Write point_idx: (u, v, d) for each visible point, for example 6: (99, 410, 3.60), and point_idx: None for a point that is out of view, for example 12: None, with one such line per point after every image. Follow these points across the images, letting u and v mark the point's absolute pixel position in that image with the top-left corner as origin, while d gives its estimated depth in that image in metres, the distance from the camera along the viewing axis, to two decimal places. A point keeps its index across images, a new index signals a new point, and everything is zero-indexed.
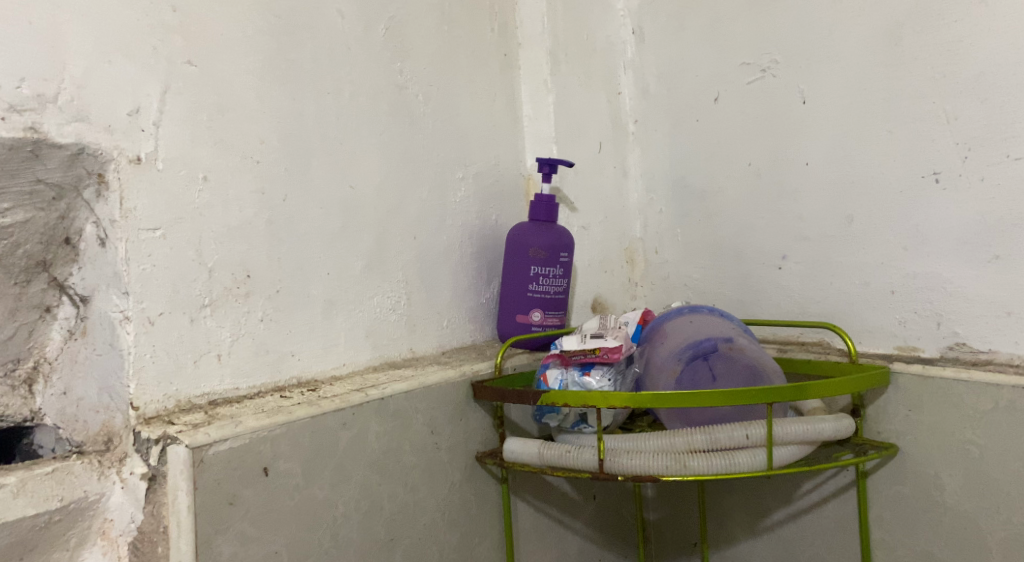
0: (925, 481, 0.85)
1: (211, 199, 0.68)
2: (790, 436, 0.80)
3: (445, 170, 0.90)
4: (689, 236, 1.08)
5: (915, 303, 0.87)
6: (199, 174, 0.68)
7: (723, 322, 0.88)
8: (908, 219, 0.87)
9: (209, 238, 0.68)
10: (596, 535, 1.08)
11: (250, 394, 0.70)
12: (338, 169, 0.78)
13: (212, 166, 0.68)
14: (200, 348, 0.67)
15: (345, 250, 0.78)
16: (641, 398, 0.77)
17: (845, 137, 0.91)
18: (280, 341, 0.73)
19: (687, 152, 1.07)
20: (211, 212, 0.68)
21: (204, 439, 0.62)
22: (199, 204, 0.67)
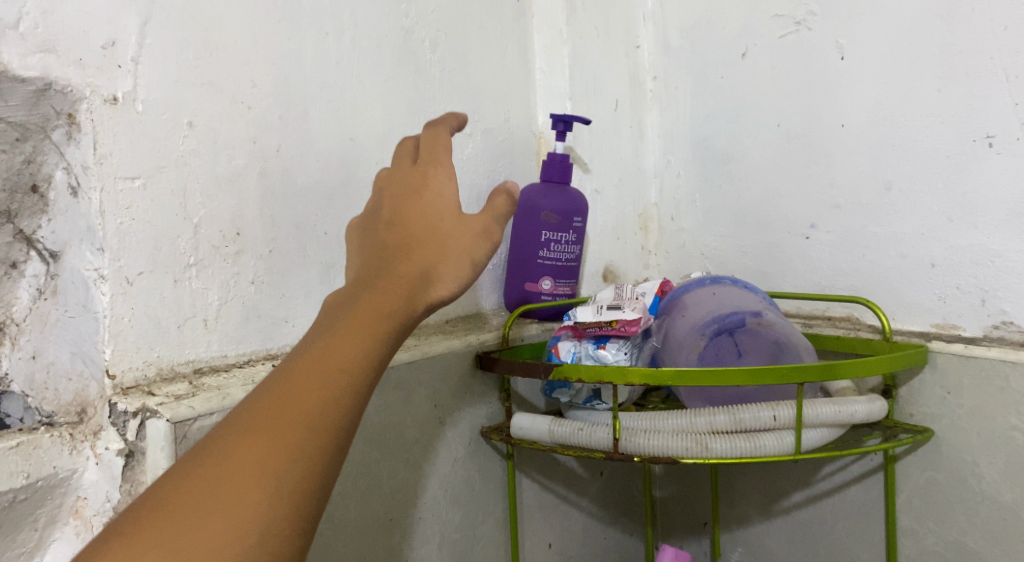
0: (962, 468, 0.81)
1: (198, 146, 0.62)
2: (822, 418, 0.75)
3: (455, 126, 0.84)
4: (709, 202, 1.02)
5: (958, 278, 0.82)
6: (184, 119, 0.61)
7: (748, 295, 0.82)
8: (955, 187, 0.81)
9: (195, 190, 0.62)
10: (602, 513, 1.04)
11: (239, 363, 0.64)
12: (339, 118, 0.71)
13: (198, 109, 0.62)
14: (185, 312, 0.62)
15: (346, 209, 0.72)
16: (662, 377, 0.72)
17: (887, 96, 0.85)
18: (274, 305, 0.67)
19: (712, 112, 1.01)
20: (197, 160, 0.62)
21: (187, 412, 0.56)
22: (183, 152, 0.61)
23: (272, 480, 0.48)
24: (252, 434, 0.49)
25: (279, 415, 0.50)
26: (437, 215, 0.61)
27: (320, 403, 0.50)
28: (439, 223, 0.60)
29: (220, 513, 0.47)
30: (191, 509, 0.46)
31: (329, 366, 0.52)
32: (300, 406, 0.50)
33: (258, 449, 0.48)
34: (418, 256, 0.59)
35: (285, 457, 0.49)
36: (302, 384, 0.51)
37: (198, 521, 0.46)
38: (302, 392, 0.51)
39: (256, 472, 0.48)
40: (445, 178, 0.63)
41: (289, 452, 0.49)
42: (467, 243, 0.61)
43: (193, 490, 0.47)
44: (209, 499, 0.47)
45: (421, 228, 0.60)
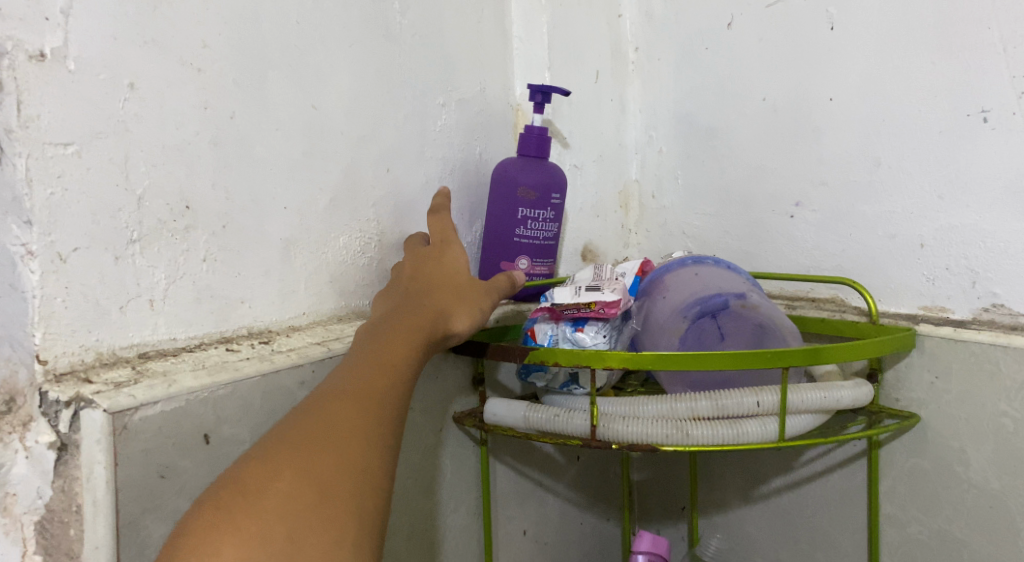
0: (948, 455, 0.79)
1: (141, 110, 0.57)
2: (807, 404, 0.72)
3: (427, 94, 0.79)
4: (690, 179, 0.99)
5: (948, 260, 0.79)
6: (125, 81, 0.57)
7: (732, 277, 0.79)
8: (947, 164, 0.78)
9: (139, 158, 0.57)
10: (578, 498, 1.01)
11: (190, 347, 0.60)
12: (301, 85, 0.67)
13: (141, 69, 0.57)
14: (129, 292, 0.57)
15: (309, 182, 0.68)
16: (641, 359, 0.69)
17: (879, 68, 0.81)
18: (229, 286, 0.62)
19: (697, 84, 0.97)
20: (141, 126, 0.57)
21: (128, 401, 0.52)
22: (124, 117, 0.57)
23: (365, 432, 0.57)
24: (339, 401, 0.58)
25: (357, 389, 0.59)
26: (454, 274, 0.71)
27: (386, 384, 0.60)
28: (456, 278, 0.70)
29: (330, 455, 0.55)
30: (304, 451, 0.54)
31: (387, 360, 0.61)
32: (370, 385, 0.59)
33: (352, 410, 0.57)
34: (439, 298, 0.68)
35: (369, 416, 0.58)
36: (367, 371, 0.60)
37: (312, 461, 0.54)
38: (369, 376, 0.60)
39: (311, 458, 0.54)
40: (457, 245, 0.73)
41: (374, 413, 0.58)
42: (477, 300, 0.70)
43: (302, 439, 0.55)
44: (316, 446, 0.55)
45: (439, 280, 0.70)
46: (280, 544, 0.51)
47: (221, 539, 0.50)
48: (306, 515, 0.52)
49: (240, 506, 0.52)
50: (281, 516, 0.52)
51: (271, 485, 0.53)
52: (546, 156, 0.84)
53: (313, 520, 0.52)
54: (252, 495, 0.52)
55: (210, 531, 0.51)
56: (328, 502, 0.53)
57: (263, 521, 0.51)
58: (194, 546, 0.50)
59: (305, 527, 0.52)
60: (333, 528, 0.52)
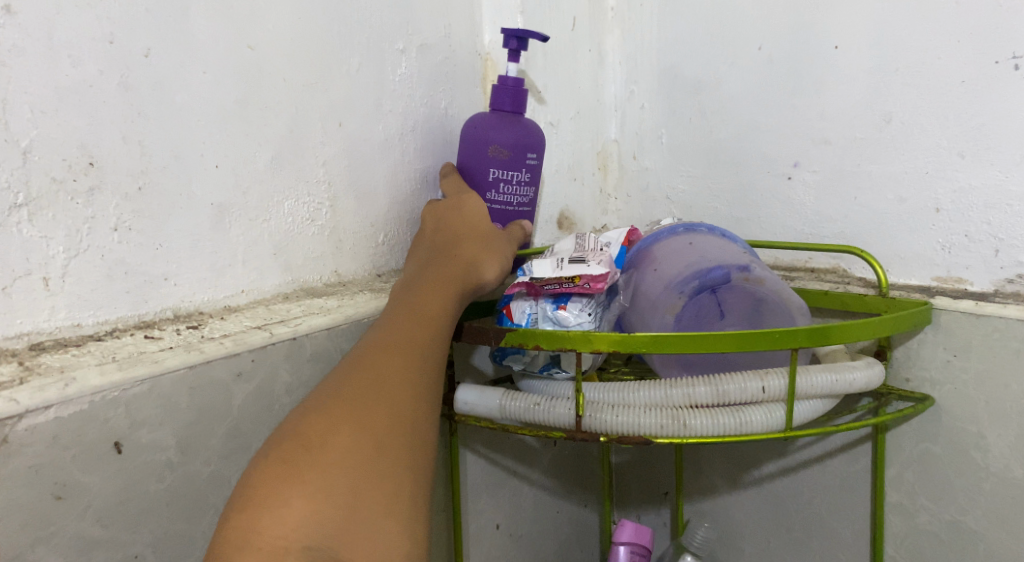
0: (964, 440, 0.71)
1: (24, 43, 0.47)
2: (816, 390, 0.64)
3: (384, 37, 0.69)
4: (676, 137, 0.90)
5: (966, 225, 0.71)
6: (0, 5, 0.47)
7: (731, 246, 0.71)
8: (969, 117, 0.70)
9: (23, 102, 0.48)
10: (553, 485, 0.92)
11: (99, 334, 0.51)
12: (233, 19, 0.56)
13: None
14: (15, 269, 0.48)
15: (244, 136, 0.58)
16: (634, 342, 0.60)
17: (891, 10, 0.73)
18: (147, 260, 0.53)
19: (684, 31, 0.88)
20: (24, 63, 0.47)
21: (9, 409, 0.43)
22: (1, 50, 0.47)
23: (413, 385, 0.54)
24: (387, 351, 0.54)
25: (402, 340, 0.55)
26: (475, 223, 0.67)
27: (430, 335, 0.57)
28: (478, 227, 0.66)
29: (383, 407, 0.52)
30: (359, 403, 0.51)
31: (426, 312, 0.58)
32: (414, 336, 0.56)
33: (398, 360, 0.54)
34: (465, 249, 0.64)
35: (417, 368, 0.54)
36: (410, 322, 0.57)
37: (369, 412, 0.51)
38: (414, 327, 0.57)
39: (368, 409, 0.51)
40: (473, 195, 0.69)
41: (423, 361, 0.55)
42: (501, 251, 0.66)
43: (355, 390, 0.52)
44: (371, 397, 0.52)
45: (462, 232, 0.66)
46: (344, 499, 0.48)
47: (285, 494, 0.48)
48: (367, 471, 0.50)
49: (301, 461, 0.49)
50: (344, 470, 0.49)
51: (328, 440, 0.50)
52: (520, 108, 0.73)
53: (375, 474, 0.50)
54: (313, 448, 0.49)
55: (273, 486, 0.48)
56: (387, 457, 0.50)
57: (329, 477, 0.49)
58: (258, 501, 0.47)
59: (367, 482, 0.49)
60: (390, 483, 0.50)
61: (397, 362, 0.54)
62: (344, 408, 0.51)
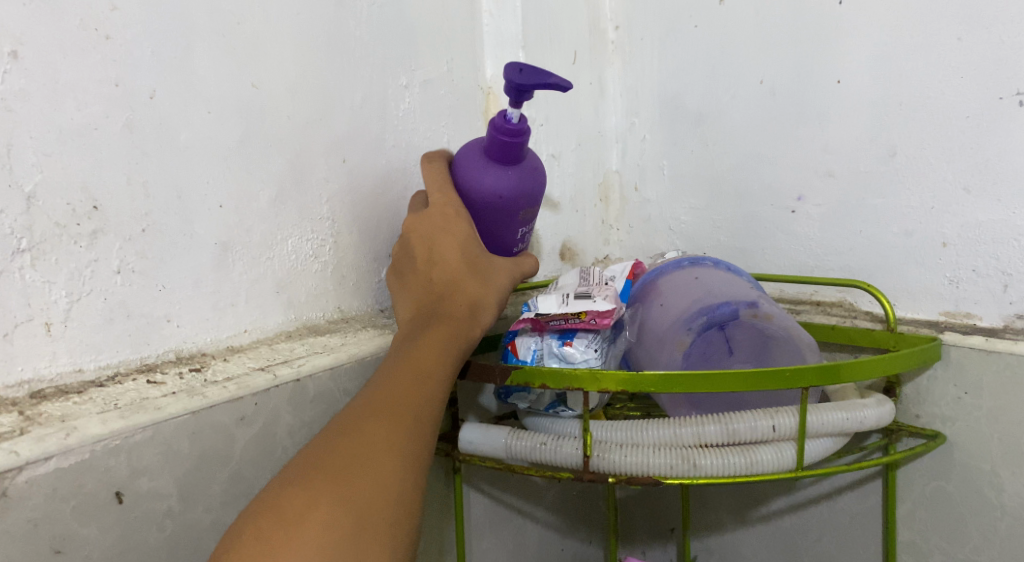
0: (978, 478, 0.70)
1: (29, 88, 0.47)
2: (827, 427, 0.63)
3: (387, 71, 0.69)
4: (679, 170, 0.90)
5: (975, 260, 0.71)
6: (7, 49, 0.46)
7: (737, 282, 0.70)
8: (974, 152, 0.70)
9: (28, 146, 0.47)
10: (557, 522, 0.91)
11: (100, 380, 0.50)
12: (237, 59, 0.56)
13: (28, 36, 0.47)
14: (15, 316, 0.47)
15: (247, 174, 0.57)
16: (642, 381, 0.60)
17: (893, 46, 0.73)
18: (149, 302, 0.52)
19: (685, 64, 0.88)
20: (28, 108, 0.47)
21: (8, 461, 0.43)
22: (9, 95, 0.46)
23: (401, 444, 0.51)
24: (375, 415, 0.52)
25: (391, 400, 0.53)
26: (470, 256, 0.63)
27: (423, 390, 0.54)
28: (475, 262, 0.63)
29: (366, 476, 0.49)
30: (341, 472, 0.49)
31: (422, 368, 0.55)
32: (406, 394, 0.54)
33: (386, 422, 0.52)
34: (466, 288, 0.61)
35: (406, 428, 0.52)
36: (404, 378, 0.54)
37: (353, 481, 0.49)
38: (404, 386, 0.54)
39: (351, 476, 0.49)
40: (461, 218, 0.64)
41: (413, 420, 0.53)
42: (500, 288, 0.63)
43: (340, 456, 0.50)
44: (354, 467, 0.49)
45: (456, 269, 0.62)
46: None
47: None
48: (346, 547, 0.47)
49: (278, 537, 0.46)
50: (329, 542, 0.47)
51: (308, 512, 0.47)
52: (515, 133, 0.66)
53: (356, 549, 0.47)
54: (292, 522, 0.47)
55: None
56: (368, 530, 0.48)
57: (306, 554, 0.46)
58: None
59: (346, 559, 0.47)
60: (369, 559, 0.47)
61: (385, 423, 0.52)
62: (325, 478, 0.49)
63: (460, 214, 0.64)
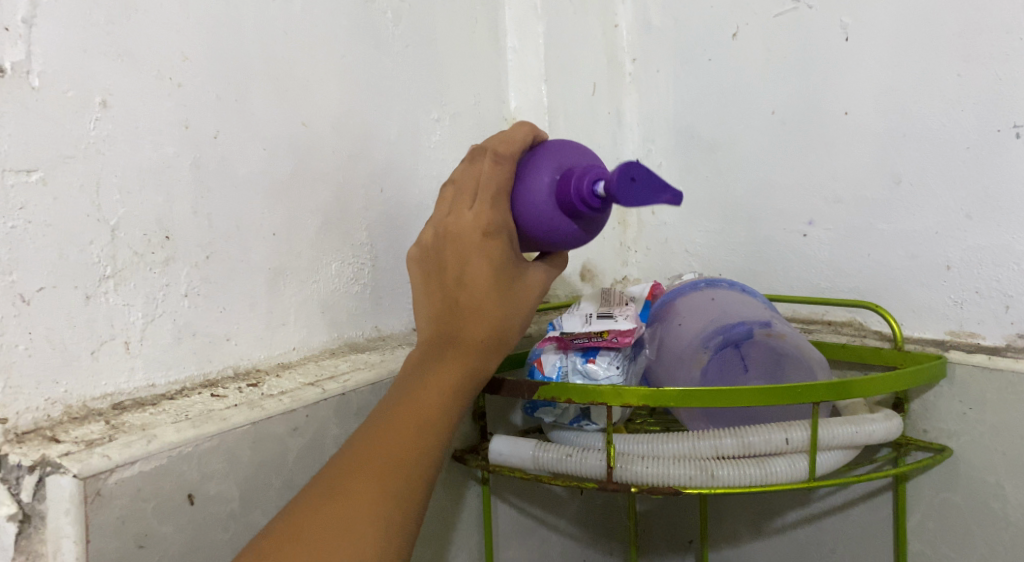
0: (983, 489, 0.74)
1: (113, 131, 0.52)
2: (837, 440, 0.67)
3: (420, 107, 0.74)
4: (695, 195, 0.94)
5: (977, 282, 0.75)
6: (96, 98, 0.51)
7: (752, 302, 0.74)
8: (975, 180, 0.74)
9: (111, 184, 0.52)
10: (580, 534, 0.94)
11: (171, 393, 0.54)
12: (288, 99, 0.61)
13: (113, 85, 0.52)
14: (100, 335, 0.52)
15: (296, 204, 0.62)
16: (663, 396, 0.64)
17: (896, 80, 0.77)
18: (212, 322, 0.57)
19: (699, 96, 0.92)
20: (113, 148, 0.52)
21: (100, 464, 0.47)
22: (96, 138, 0.51)
23: (385, 511, 0.51)
24: (363, 475, 0.52)
25: (381, 461, 0.52)
26: (502, 278, 0.59)
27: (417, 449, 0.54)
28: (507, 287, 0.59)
29: (345, 545, 0.49)
30: (320, 538, 0.49)
31: (419, 423, 0.55)
32: (399, 454, 0.53)
33: (373, 485, 0.51)
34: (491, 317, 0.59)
35: (393, 494, 0.52)
36: (400, 435, 0.54)
37: (330, 549, 0.49)
38: (398, 446, 0.53)
39: (329, 543, 0.49)
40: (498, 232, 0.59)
41: (402, 483, 0.52)
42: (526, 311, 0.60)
43: (321, 520, 0.50)
44: (334, 534, 0.49)
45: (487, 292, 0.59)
46: None
47: None
48: None
49: None
50: None
51: None
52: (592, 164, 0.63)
53: None
54: None
55: None
56: None
57: None
58: None
59: None
60: None
61: (373, 487, 0.51)
62: (304, 542, 0.49)
63: (505, 235, 0.59)
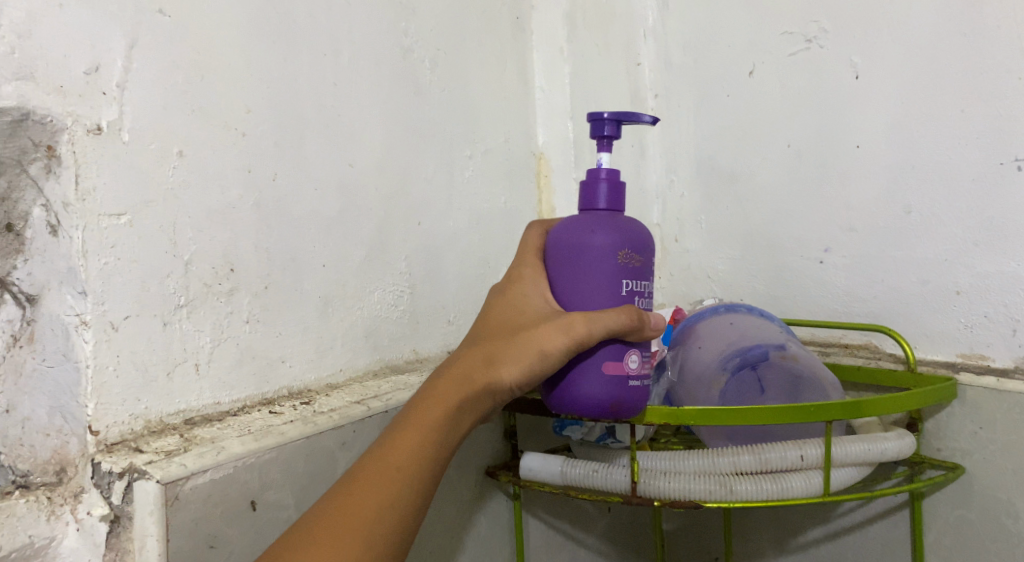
0: (995, 506, 0.77)
1: (189, 177, 0.58)
2: (850, 457, 0.71)
3: (454, 146, 0.79)
4: (716, 224, 0.98)
5: (986, 306, 0.78)
6: (174, 149, 0.58)
7: (768, 325, 0.79)
8: (982, 211, 0.78)
9: (186, 224, 0.58)
10: (607, 550, 0.98)
11: (234, 410, 0.60)
12: (336, 143, 0.67)
13: (189, 138, 0.58)
14: (175, 358, 0.57)
15: (343, 238, 0.68)
16: (682, 415, 0.68)
17: (905, 116, 0.81)
18: (269, 346, 0.62)
19: (718, 131, 0.97)
20: (188, 192, 0.58)
21: (179, 472, 0.53)
22: (173, 184, 0.57)
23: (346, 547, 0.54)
24: (332, 514, 0.55)
25: (350, 503, 0.55)
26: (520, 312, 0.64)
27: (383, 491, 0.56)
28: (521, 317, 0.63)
29: None
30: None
31: (388, 467, 0.57)
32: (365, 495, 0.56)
33: (337, 524, 0.55)
34: (497, 343, 0.62)
35: (355, 534, 0.55)
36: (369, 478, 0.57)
37: None
38: (365, 487, 0.56)
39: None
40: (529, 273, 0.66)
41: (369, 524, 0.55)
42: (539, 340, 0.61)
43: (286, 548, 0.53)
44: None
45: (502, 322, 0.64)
46: None
47: None
48: None
49: None
50: None
51: None
52: None
53: None
54: None
55: None
56: None
57: None
58: None
59: None
60: None
61: (335, 527, 0.55)
62: None
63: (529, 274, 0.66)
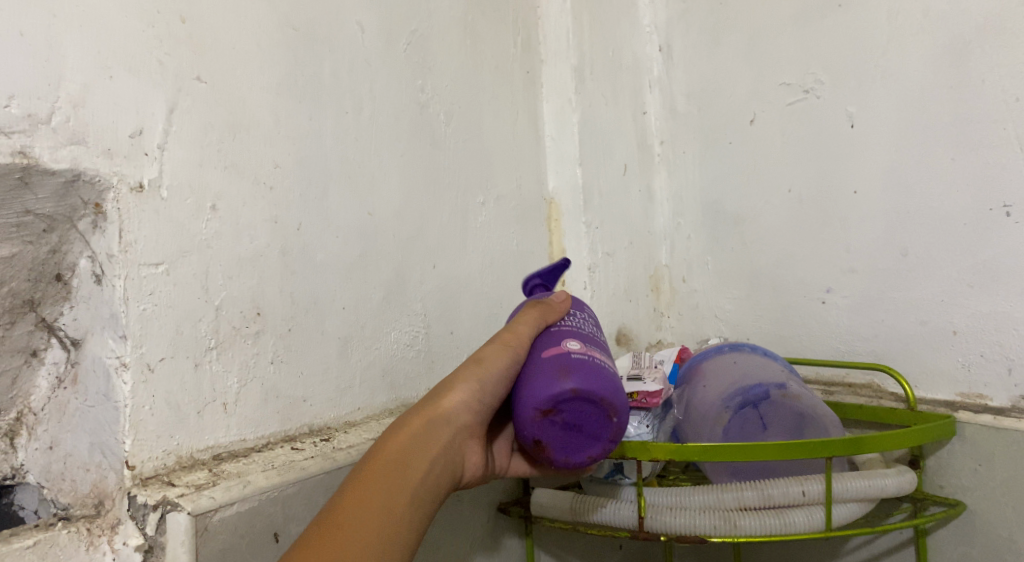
0: (997, 542, 0.78)
1: (221, 228, 0.62)
2: (852, 494, 0.73)
3: (467, 193, 0.83)
4: (722, 265, 1.01)
5: (983, 345, 0.81)
6: (208, 203, 0.62)
7: (772, 365, 0.81)
8: (975, 254, 0.81)
9: (218, 271, 0.62)
10: None
11: (258, 446, 0.63)
12: (357, 193, 0.71)
13: (222, 193, 0.62)
14: (205, 398, 0.61)
15: (362, 282, 0.71)
16: (687, 451, 0.71)
17: (900, 163, 0.85)
18: (292, 385, 0.66)
19: (721, 176, 1.01)
20: (219, 243, 0.62)
21: (208, 504, 0.57)
22: (207, 235, 0.61)
23: None
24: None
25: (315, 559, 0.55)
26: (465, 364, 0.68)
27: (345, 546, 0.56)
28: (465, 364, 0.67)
29: None
30: None
31: (342, 522, 0.57)
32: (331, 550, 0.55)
33: None
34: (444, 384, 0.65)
35: None
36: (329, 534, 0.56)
37: None
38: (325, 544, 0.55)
39: None
40: None
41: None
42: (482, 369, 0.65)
43: None
44: None
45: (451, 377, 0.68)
46: None
47: None
48: None
49: None
50: None
51: None
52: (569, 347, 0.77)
53: None
54: None
55: None
56: None
57: None
58: None
59: None
60: None
61: None
62: None
63: None
